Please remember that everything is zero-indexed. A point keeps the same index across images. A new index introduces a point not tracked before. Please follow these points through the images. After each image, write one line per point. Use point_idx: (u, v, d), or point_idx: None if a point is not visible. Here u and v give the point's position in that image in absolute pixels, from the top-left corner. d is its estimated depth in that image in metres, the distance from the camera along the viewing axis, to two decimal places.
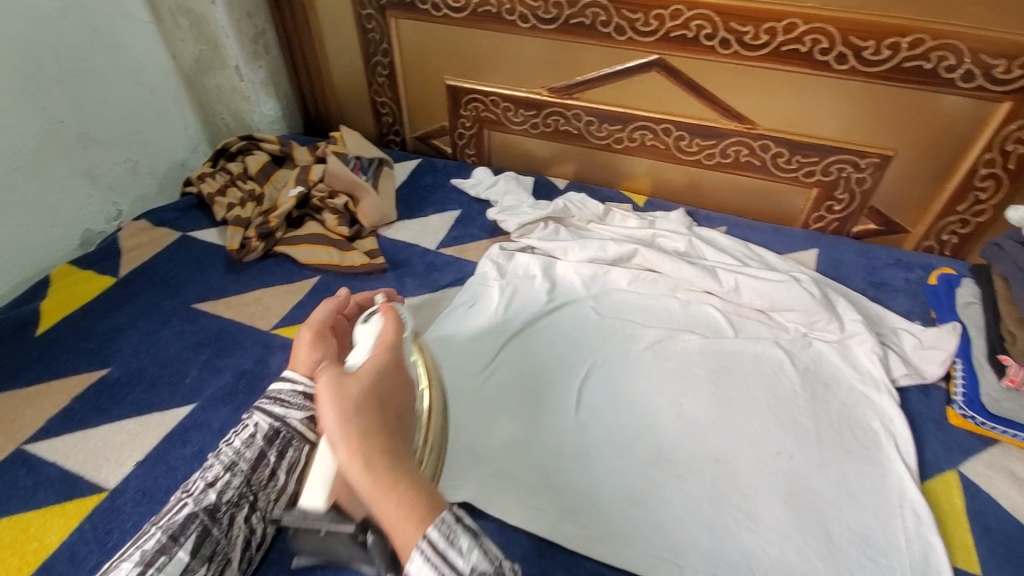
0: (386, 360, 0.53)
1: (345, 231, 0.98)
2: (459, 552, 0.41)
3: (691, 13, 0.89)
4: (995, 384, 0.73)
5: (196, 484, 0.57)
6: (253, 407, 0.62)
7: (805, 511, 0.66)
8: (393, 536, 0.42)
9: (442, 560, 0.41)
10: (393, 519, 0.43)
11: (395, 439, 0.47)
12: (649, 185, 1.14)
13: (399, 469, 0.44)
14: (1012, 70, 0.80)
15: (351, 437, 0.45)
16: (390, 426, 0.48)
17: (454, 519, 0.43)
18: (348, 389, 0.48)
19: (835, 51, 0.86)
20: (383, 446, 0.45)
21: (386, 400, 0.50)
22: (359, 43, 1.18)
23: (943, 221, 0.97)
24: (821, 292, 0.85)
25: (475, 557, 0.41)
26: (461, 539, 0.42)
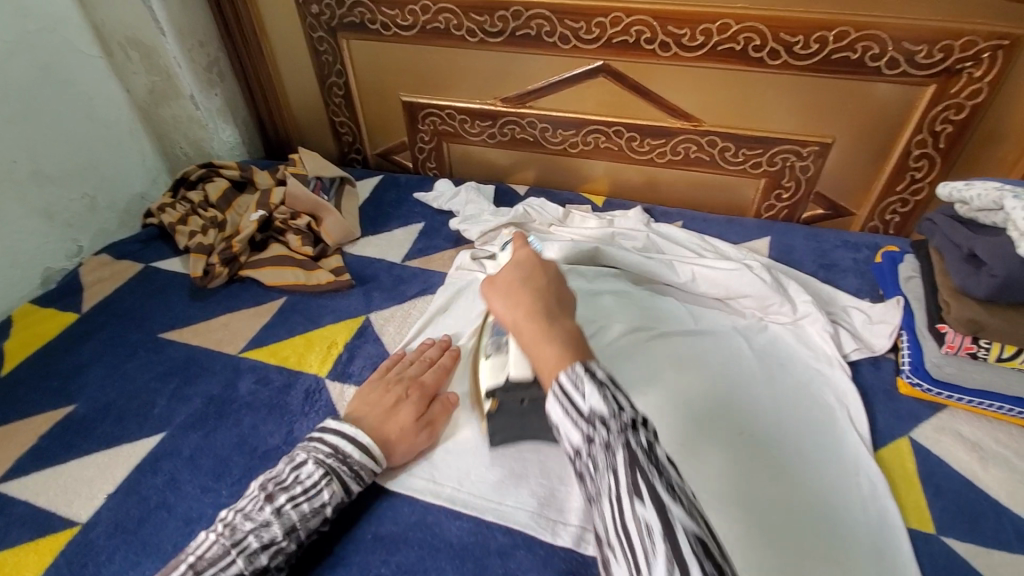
0: (521, 254, 0.65)
1: (309, 250, 0.99)
2: (581, 397, 0.47)
3: (630, 19, 0.93)
4: (936, 351, 0.76)
5: (250, 542, 0.57)
6: (328, 473, 0.62)
7: (771, 485, 0.68)
8: (542, 373, 0.52)
9: (567, 400, 0.48)
10: (542, 362, 0.52)
11: (547, 305, 0.57)
12: (607, 186, 1.17)
13: (544, 326, 0.54)
14: (933, 54, 0.85)
15: (509, 312, 0.57)
16: (542, 299, 0.57)
17: (583, 368, 0.48)
18: (499, 280, 0.61)
19: (767, 47, 0.90)
20: (530, 308, 0.56)
21: (528, 276, 0.60)
22: (313, 65, 1.20)
23: (885, 202, 1.02)
24: (772, 276, 0.89)
25: (594, 401, 0.46)
26: (585, 384, 0.47)
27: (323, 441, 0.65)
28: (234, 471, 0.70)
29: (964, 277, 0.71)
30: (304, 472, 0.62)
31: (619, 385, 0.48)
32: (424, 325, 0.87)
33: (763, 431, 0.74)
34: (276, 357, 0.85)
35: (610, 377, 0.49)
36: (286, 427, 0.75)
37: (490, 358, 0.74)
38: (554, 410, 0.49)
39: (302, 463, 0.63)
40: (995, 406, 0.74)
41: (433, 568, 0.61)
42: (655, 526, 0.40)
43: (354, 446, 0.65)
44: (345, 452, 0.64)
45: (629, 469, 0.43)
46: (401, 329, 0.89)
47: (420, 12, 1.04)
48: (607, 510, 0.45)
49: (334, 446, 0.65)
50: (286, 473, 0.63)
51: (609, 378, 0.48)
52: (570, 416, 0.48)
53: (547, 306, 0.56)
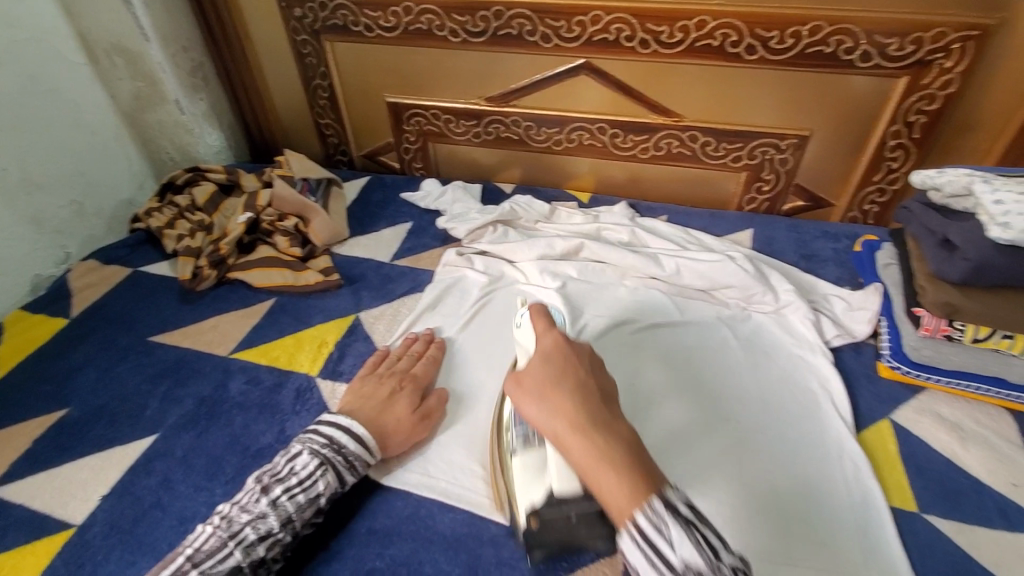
0: (547, 344, 0.58)
1: (297, 252, 0.99)
2: (670, 547, 0.44)
3: (610, 17, 0.95)
4: (914, 334, 0.78)
5: (247, 535, 0.58)
6: (321, 465, 0.63)
7: (757, 471, 0.69)
8: (608, 505, 0.47)
9: (654, 552, 0.44)
10: (605, 491, 0.47)
11: (593, 407, 0.52)
12: (592, 183, 1.19)
13: (601, 445, 0.49)
14: (904, 46, 0.87)
15: (551, 422, 0.52)
16: (586, 404, 0.52)
17: (664, 506, 0.45)
18: (528, 379, 0.55)
19: (744, 43, 0.92)
20: (577, 422, 0.50)
21: (570, 371, 0.55)
22: (297, 68, 1.21)
23: (863, 192, 1.05)
24: (754, 267, 0.91)
25: (687, 553, 0.43)
26: (671, 530, 0.44)
27: (318, 433, 0.66)
28: (228, 469, 0.70)
29: (939, 262, 0.72)
30: (299, 463, 0.63)
31: (703, 519, 0.46)
32: (413, 321, 0.88)
33: (775, 429, 0.74)
34: (266, 358, 0.85)
35: (693, 511, 0.46)
36: (278, 425, 0.75)
37: (520, 455, 0.62)
38: (630, 552, 0.45)
39: (297, 455, 0.64)
40: (972, 386, 0.76)
41: (428, 560, 0.62)
42: None
43: (348, 437, 0.66)
44: (339, 444, 0.65)
45: None
46: (391, 327, 0.89)
47: (403, 14, 1.04)
48: None
49: (328, 437, 0.65)
50: (281, 465, 0.63)
51: (693, 514, 0.45)
52: (657, 569, 0.44)
53: (592, 413, 0.51)
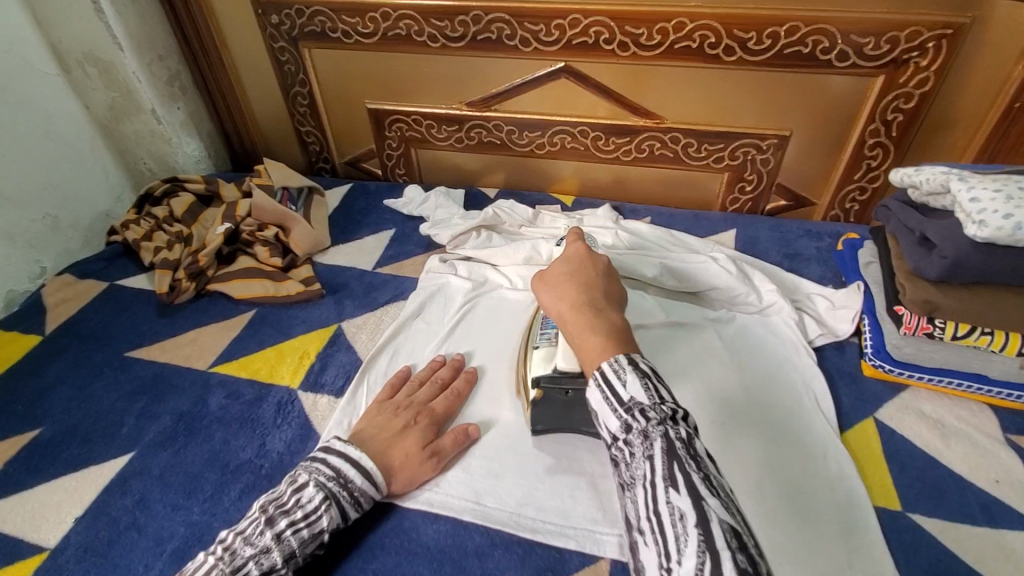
0: (577, 248, 0.71)
1: (278, 262, 0.98)
2: (623, 386, 0.52)
3: (588, 20, 0.94)
4: (896, 333, 0.78)
5: (249, 570, 0.55)
6: (328, 499, 0.60)
7: (747, 438, 0.72)
8: (585, 361, 0.57)
9: (610, 390, 0.52)
10: (582, 347, 0.58)
11: (593, 299, 0.62)
12: (576, 186, 1.19)
13: (590, 320, 0.59)
14: (880, 45, 0.88)
15: (557, 304, 0.64)
16: (587, 292, 0.63)
17: (627, 360, 0.53)
18: (552, 274, 0.67)
19: (722, 44, 0.92)
20: (576, 304, 0.61)
21: (578, 272, 0.66)
22: (275, 76, 1.20)
23: (844, 190, 1.05)
24: (737, 268, 0.91)
25: (635, 391, 0.51)
26: (627, 374, 0.52)
27: (326, 463, 0.63)
28: (206, 487, 0.69)
29: (917, 260, 0.72)
30: (305, 495, 0.60)
31: (660, 379, 0.53)
32: (396, 331, 0.87)
33: (790, 426, 0.74)
34: (246, 370, 0.84)
35: (654, 371, 0.53)
36: (258, 440, 0.74)
37: (542, 349, 0.76)
38: (594, 396, 0.54)
39: (303, 486, 0.61)
40: (956, 383, 0.76)
41: (411, 572, 0.61)
42: (688, 515, 0.44)
43: (357, 471, 0.63)
44: (348, 476, 0.62)
45: (665, 459, 0.47)
46: (374, 335, 0.88)
47: (381, 20, 1.04)
48: (642, 496, 0.48)
49: (337, 469, 0.62)
50: (286, 496, 0.60)
51: (651, 371, 0.53)
52: (611, 405, 0.52)
53: (590, 300, 0.62)
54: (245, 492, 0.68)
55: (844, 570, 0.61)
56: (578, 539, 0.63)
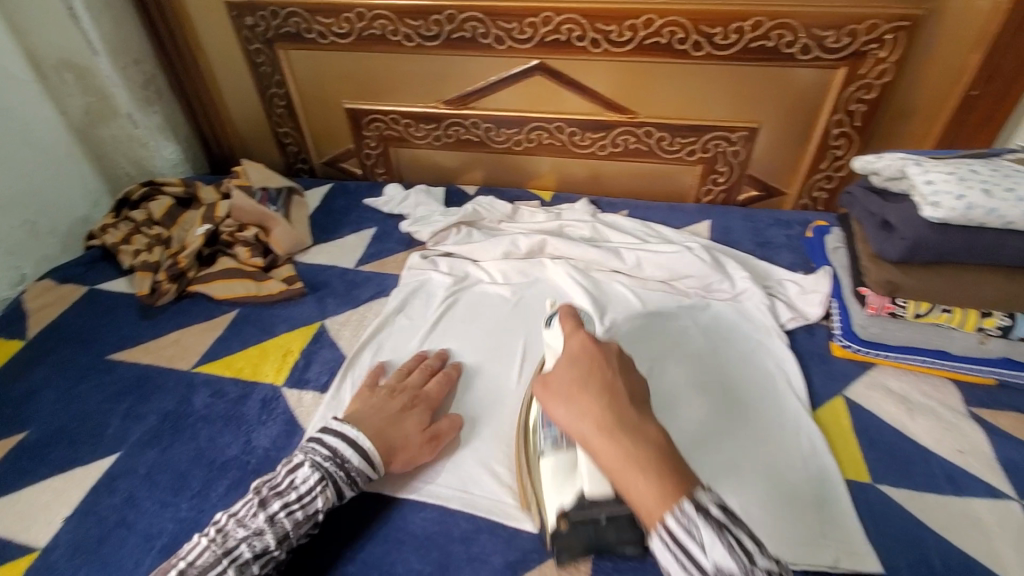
0: (577, 347, 0.58)
1: (259, 262, 0.99)
2: (702, 551, 0.43)
3: (560, 18, 0.96)
4: (861, 314, 0.81)
5: (242, 552, 0.57)
6: (321, 479, 0.62)
7: (728, 437, 0.73)
8: (637, 509, 0.47)
9: (686, 556, 0.43)
10: (635, 495, 0.47)
11: (621, 413, 0.51)
12: (554, 181, 1.21)
13: (630, 450, 0.48)
14: (840, 39, 0.91)
15: (578, 423, 0.51)
16: (612, 405, 0.51)
17: (695, 508, 0.44)
18: (556, 383, 0.55)
19: (690, 39, 0.95)
20: (603, 424, 0.50)
21: (592, 377, 0.54)
22: (252, 77, 1.20)
23: (812, 180, 1.08)
24: (711, 257, 0.94)
25: (719, 557, 0.43)
26: (702, 533, 0.44)
27: (322, 443, 0.65)
28: (193, 484, 0.70)
29: (879, 242, 0.76)
30: (300, 476, 0.62)
31: (734, 518, 0.45)
32: (380, 327, 0.88)
33: (763, 407, 0.77)
34: (230, 369, 0.84)
35: (726, 510, 0.45)
36: (244, 437, 0.74)
37: (550, 458, 0.61)
38: (661, 554, 0.45)
39: (299, 467, 0.63)
40: (920, 359, 0.80)
41: (400, 560, 0.63)
42: None
43: (354, 451, 0.64)
44: (343, 458, 0.64)
45: None
46: (357, 332, 0.89)
47: (356, 20, 1.04)
48: None
49: (334, 449, 0.64)
50: (280, 478, 0.62)
51: (726, 516, 0.44)
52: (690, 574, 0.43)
53: (620, 413, 0.51)
54: (232, 488, 0.69)
55: (818, 539, 0.63)
56: None
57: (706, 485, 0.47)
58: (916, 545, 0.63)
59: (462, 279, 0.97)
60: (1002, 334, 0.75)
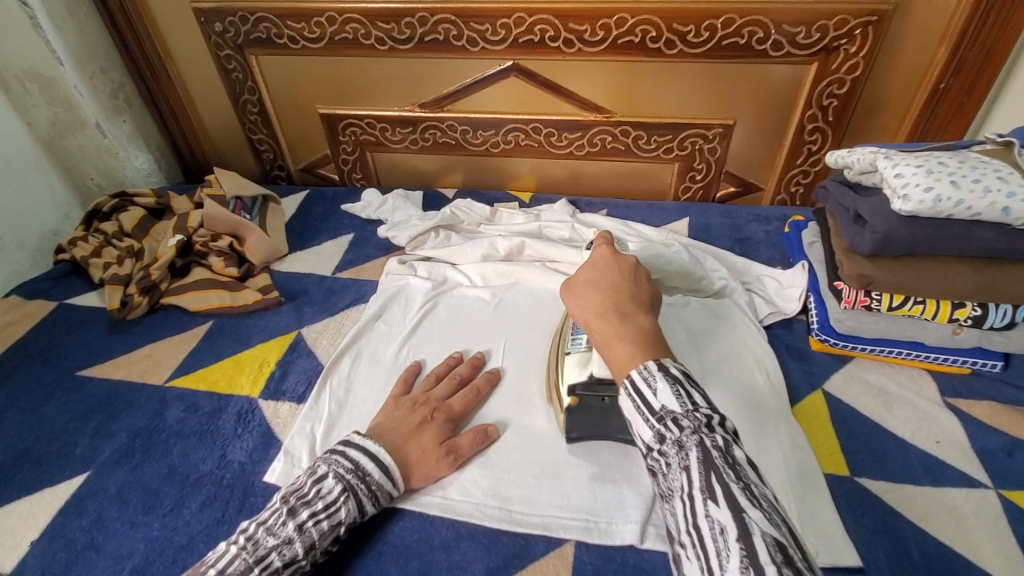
0: (607, 252, 0.66)
1: (234, 272, 0.97)
2: (653, 394, 0.50)
3: (533, 18, 0.96)
4: (837, 307, 0.81)
5: (273, 560, 0.55)
6: (347, 491, 0.61)
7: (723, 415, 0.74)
8: (615, 369, 0.55)
9: (641, 400, 0.50)
10: (615, 358, 0.55)
11: (620, 304, 0.60)
12: (533, 182, 1.20)
13: (620, 327, 0.57)
14: (811, 34, 0.91)
15: (584, 312, 0.61)
16: (613, 297, 0.61)
17: (656, 367, 0.51)
18: (577, 282, 0.65)
19: (663, 38, 0.95)
20: (602, 310, 0.60)
21: (605, 281, 0.63)
22: (224, 84, 1.18)
23: (788, 175, 1.09)
24: (690, 255, 0.94)
25: (666, 400, 0.49)
26: (659, 382, 0.50)
27: (345, 455, 0.63)
28: (165, 501, 0.68)
29: (852, 237, 0.76)
30: (325, 487, 0.60)
31: (693, 383, 0.51)
32: (358, 333, 0.87)
33: (749, 398, 0.77)
34: (204, 383, 0.83)
35: (686, 374, 0.51)
36: (218, 451, 0.73)
37: (575, 355, 0.72)
38: (625, 403, 0.52)
39: (322, 477, 0.61)
40: (894, 351, 0.81)
41: (378, 569, 0.62)
42: (730, 529, 0.40)
43: (375, 464, 0.63)
44: (366, 471, 0.62)
45: (702, 468, 0.44)
46: (335, 340, 0.88)
47: (327, 24, 1.03)
48: (678, 507, 0.45)
49: (356, 461, 0.62)
50: (306, 486, 0.60)
51: (682, 376, 0.51)
52: (642, 415, 0.50)
53: (618, 304, 0.60)
54: (206, 503, 0.68)
55: None
56: (544, 524, 0.65)
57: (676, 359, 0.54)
58: (895, 537, 0.63)
59: (441, 282, 0.96)
60: (974, 324, 0.75)
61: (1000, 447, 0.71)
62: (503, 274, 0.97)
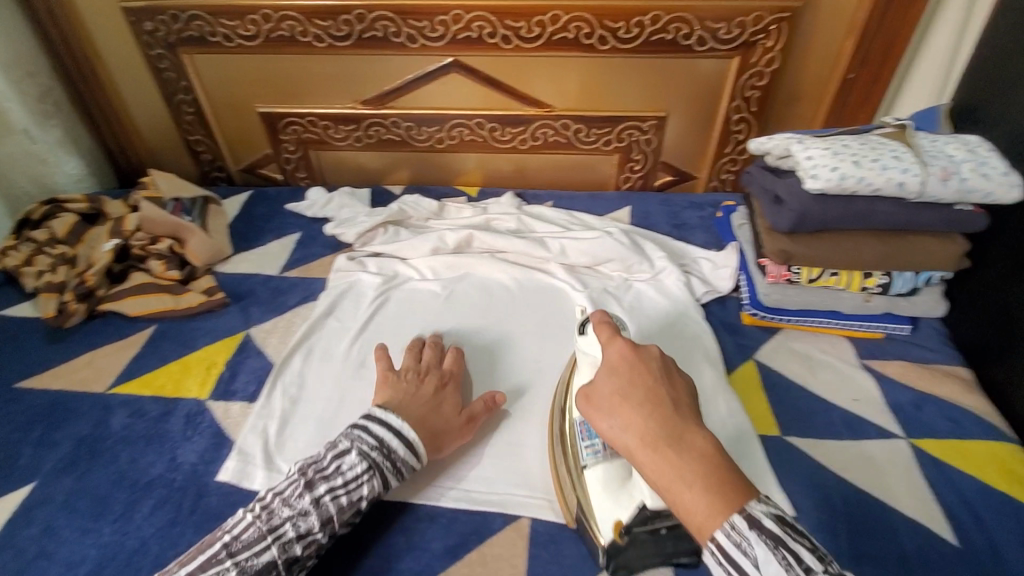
0: (624, 350, 0.54)
1: (176, 275, 0.95)
2: (755, 567, 0.42)
3: (470, 15, 0.98)
4: (763, 282, 0.88)
5: (287, 531, 0.57)
6: (370, 467, 0.62)
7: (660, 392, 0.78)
8: (689, 523, 0.45)
9: (738, 569, 0.43)
10: (686, 509, 0.45)
11: (670, 426, 0.48)
12: (480, 177, 1.23)
13: (680, 460, 0.46)
14: (731, 30, 0.98)
15: (622, 437, 0.49)
16: (658, 417, 0.48)
17: (747, 522, 0.43)
18: (598, 394, 0.52)
19: (596, 34, 0.99)
20: (650, 438, 0.47)
21: (635, 390, 0.50)
22: (156, 83, 1.15)
23: (719, 163, 1.16)
24: (630, 240, 0.99)
25: (772, 570, 0.42)
26: (756, 549, 0.42)
27: (370, 433, 0.64)
28: (116, 507, 0.67)
29: (772, 216, 0.82)
30: (346, 463, 0.62)
31: (791, 529, 0.43)
32: (309, 331, 0.87)
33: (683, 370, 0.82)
34: (149, 388, 0.81)
35: (783, 524, 0.43)
36: (168, 454, 0.72)
37: (594, 470, 0.60)
38: (713, 565, 0.44)
39: (344, 453, 0.63)
40: (816, 321, 0.88)
41: (340, 559, 0.63)
42: None
43: (398, 442, 0.64)
44: (389, 447, 0.64)
45: None
46: (285, 338, 0.88)
47: (262, 21, 1.02)
48: None
49: (379, 439, 0.64)
50: (328, 460, 0.62)
51: (781, 528, 0.43)
52: None
53: (666, 424, 0.48)
54: (158, 506, 0.67)
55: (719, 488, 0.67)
56: (501, 501, 0.67)
57: (759, 494, 0.45)
58: (820, 486, 0.70)
59: (390, 278, 0.97)
60: (882, 290, 0.84)
61: (909, 402, 0.79)
62: (454, 267, 0.98)
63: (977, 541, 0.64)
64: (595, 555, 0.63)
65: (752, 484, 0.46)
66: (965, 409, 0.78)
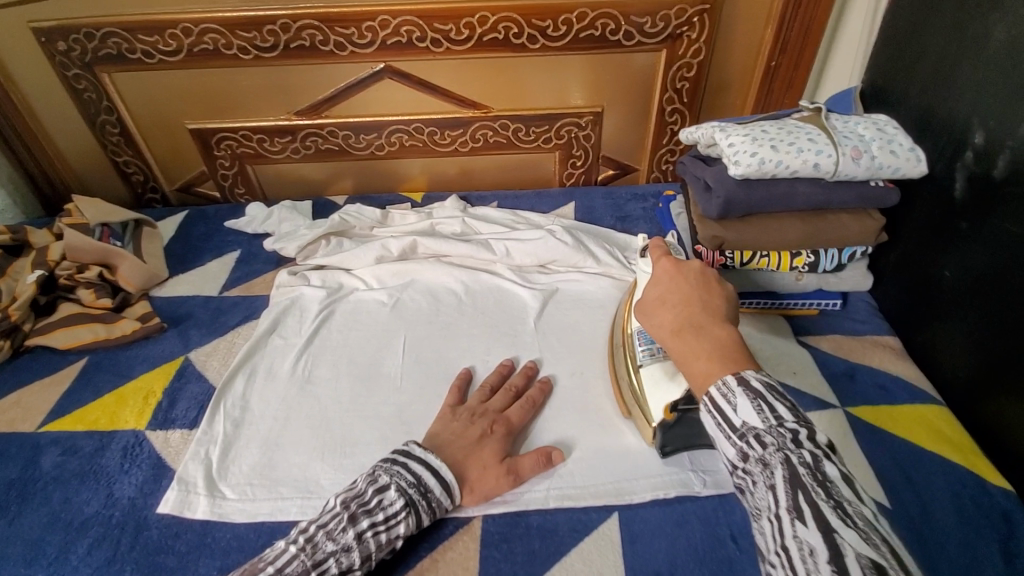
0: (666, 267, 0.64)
1: (108, 303, 0.92)
2: (733, 410, 0.48)
3: (397, 20, 0.98)
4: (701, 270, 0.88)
5: (331, 565, 0.57)
6: (411, 507, 0.61)
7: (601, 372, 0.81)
8: (693, 385, 0.53)
9: (721, 415, 0.49)
10: (694, 373, 0.53)
11: (694, 316, 0.57)
12: (424, 183, 1.22)
13: (700, 336, 0.55)
14: (656, 24, 1.00)
15: (659, 331, 0.59)
16: (686, 311, 0.58)
17: (737, 382, 0.49)
18: (648, 302, 0.63)
19: (525, 33, 1.00)
20: (678, 326, 0.57)
21: (669, 297, 0.60)
22: (77, 105, 1.10)
23: (658, 154, 1.18)
24: (573, 238, 0.99)
25: (748, 416, 0.47)
26: (738, 398, 0.49)
27: (409, 468, 0.63)
28: (51, 550, 0.64)
29: (702, 202, 0.84)
30: (388, 498, 0.61)
31: (778, 392, 0.48)
32: (251, 350, 0.85)
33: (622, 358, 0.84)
34: (82, 423, 0.77)
35: (771, 385, 0.49)
36: (105, 491, 0.69)
37: (649, 367, 0.69)
38: (706, 421, 0.51)
39: (386, 488, 0.62)
40: (753, 303, 0.89)
41: None
42: (821, 550, 0.40)
43: (437, 480, 0.64)
44: (428, 487, 0.63)
45: (790, 487, 0.43)
46: (226, 360, 0.85)
47: (182, 36, 1.00)
48: (766, 528, 0.44)
49: (418, 476, 0.63)
50: (372, 496, 0.61)
51: (766, 389, 0.48)
52: (724, 431, 0.49)
53: (692, 318, 0.57)
54: (95, 545, 0.64)
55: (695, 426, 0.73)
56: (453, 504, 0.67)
57: (761, 367, 0.52)
58: None
59: (336, 291, 0.95)
60: (811, 269, 0.86)
61: (843, 372, 0.82)
62: (399, 273, 0.98)
63: (907, 500, 0.67)
64: (547, 549, 0.64)
65: (756, 362, 0.52)
66: (892, 376, 0.81)
